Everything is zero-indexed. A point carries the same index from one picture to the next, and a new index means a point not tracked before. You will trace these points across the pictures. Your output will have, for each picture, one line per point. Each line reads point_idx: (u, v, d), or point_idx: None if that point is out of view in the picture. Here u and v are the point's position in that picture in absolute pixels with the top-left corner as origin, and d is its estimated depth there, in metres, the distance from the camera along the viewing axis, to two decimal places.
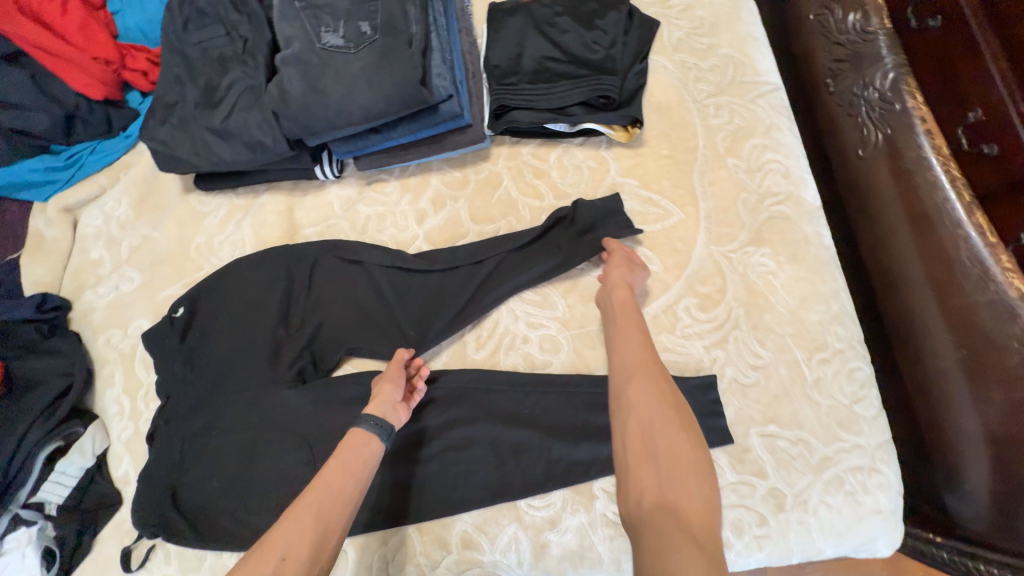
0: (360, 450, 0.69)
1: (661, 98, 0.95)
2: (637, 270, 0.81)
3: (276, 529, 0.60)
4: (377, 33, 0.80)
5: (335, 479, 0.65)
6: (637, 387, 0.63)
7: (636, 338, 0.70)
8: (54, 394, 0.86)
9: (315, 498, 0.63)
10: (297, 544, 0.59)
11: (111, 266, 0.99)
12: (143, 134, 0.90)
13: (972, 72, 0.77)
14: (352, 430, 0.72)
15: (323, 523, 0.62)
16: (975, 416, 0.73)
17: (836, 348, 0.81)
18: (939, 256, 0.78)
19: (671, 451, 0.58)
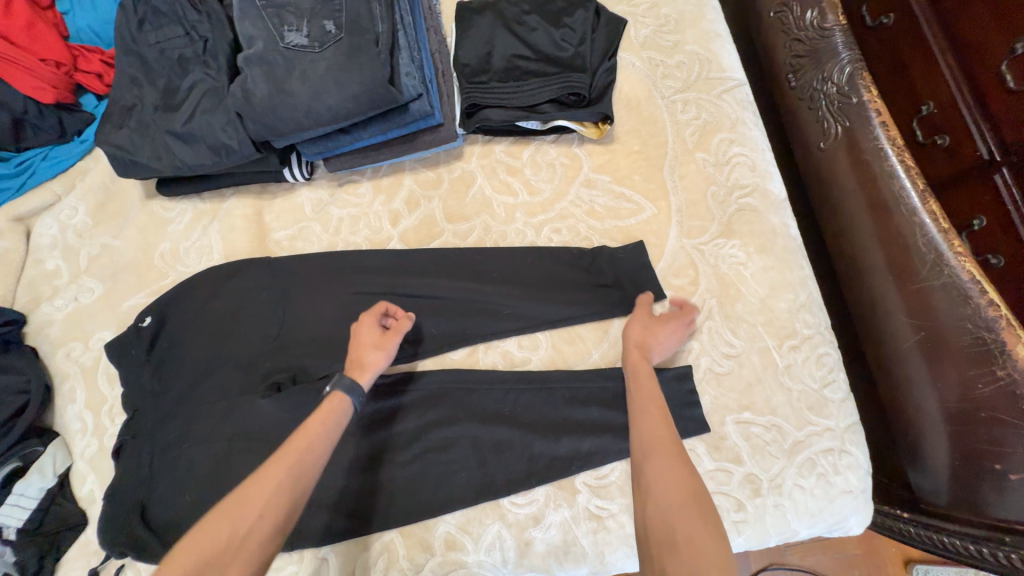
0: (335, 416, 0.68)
1: (631, 94, 0.97)
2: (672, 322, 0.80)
3: (251, 484, 0.59)
4: (342, 32, 0.78)
5: (314, 441, 0.65)
6: (654, 467, 0.60)
7: (654, 406, 0.66)
8: (12, 412, 0.82)
9: (292, 458, 0.62)
10: (276, 502, 0.59)
11: (69, 277, 0.94)
12: (99, 138, 0.86)
13: (924, 68, 0.81)
14: (334, 391, 0.71)
15: (301, 485, 0.61)
16: (933, 395, 0.77)
17: (805, 335, 0.84)
18: (897, 242, 0.81)
19: (694, 548, 0.52)
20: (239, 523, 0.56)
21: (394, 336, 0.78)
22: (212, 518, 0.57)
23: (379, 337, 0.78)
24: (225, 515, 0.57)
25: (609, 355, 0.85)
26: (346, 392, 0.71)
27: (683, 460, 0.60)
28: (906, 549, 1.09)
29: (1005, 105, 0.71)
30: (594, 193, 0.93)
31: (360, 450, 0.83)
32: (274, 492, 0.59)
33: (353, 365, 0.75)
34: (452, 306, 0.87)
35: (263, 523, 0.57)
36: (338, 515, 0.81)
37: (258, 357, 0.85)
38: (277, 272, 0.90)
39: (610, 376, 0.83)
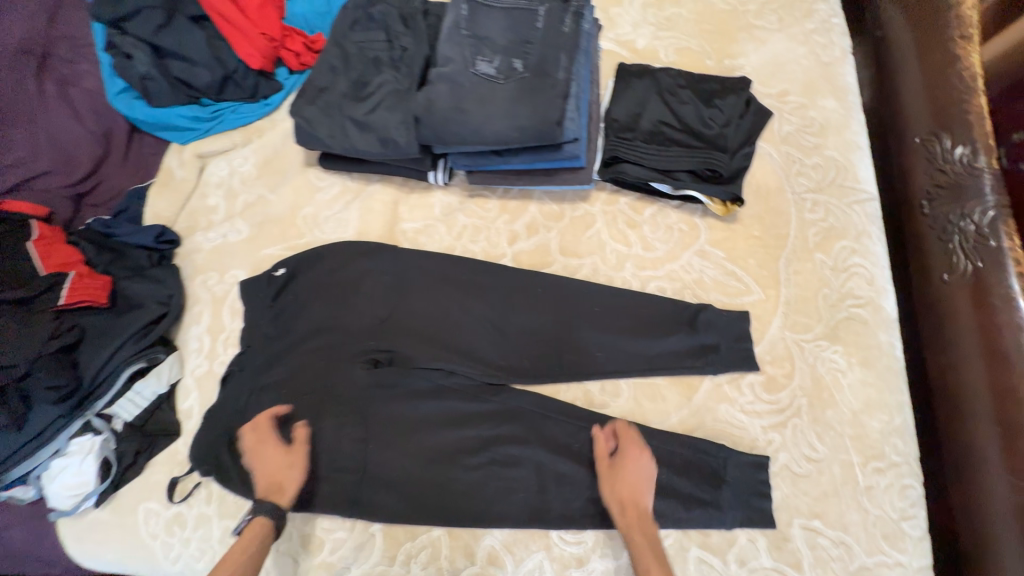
0: (260, 531, 0.77)
1: (762, 182, 1.01)
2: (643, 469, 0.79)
3: None
4: (527, 72, 0.87)
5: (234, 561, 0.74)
6: None
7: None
8: (148, 320, 0.91)
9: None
10: None
11: (225, 215, 1.07)
12: (292, 110, 0.98)
13: None
14: (255, 519, 0.78)
15: None
16: (1020, 562, 0.74)
17: (893, 461, 0.82)
18: (1008, 395, 0.80)
19: None
20: None
21: (302, 451, 0.85)
22: None
23: (281, 455, 0.84)
24: None
25: (688, 423, 0.86)
26: (266, 518, 0.77)
27: None
28: None
29: None
30: (705, 264, 0.96)
31: (430, 443, 0.87)
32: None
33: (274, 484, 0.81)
34: (546, 335, 0.93)
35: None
36: (397, 496, 0.85)
37: (362, 331, 0.93)
38: (398, 260, 0.99)
39: (685, 444, 0.83)
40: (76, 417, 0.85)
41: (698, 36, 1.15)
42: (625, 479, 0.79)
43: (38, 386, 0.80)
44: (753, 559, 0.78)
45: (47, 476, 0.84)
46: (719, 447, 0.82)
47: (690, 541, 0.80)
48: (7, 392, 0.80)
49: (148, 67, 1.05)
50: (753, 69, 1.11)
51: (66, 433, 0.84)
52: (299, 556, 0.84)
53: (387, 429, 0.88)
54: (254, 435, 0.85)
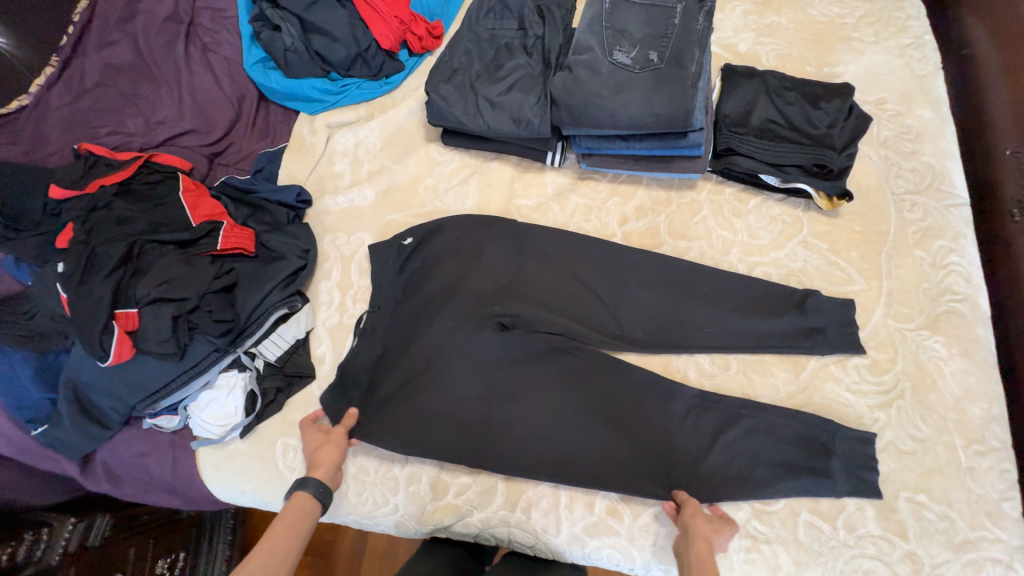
0: (304, 513, 0.78)
1: (863, 181, 1.07)
2: (718, 528, 0.79)
3: None
4: (663, 63, 0.95)
5: (281, 540, 0.73)
6: None
7: None
8: (292, 270, 0.98)
9: (266, 563, 0.70)
10: None
11: (351, 182, 1.14)
12: (429, 86, 1.06)
13: None
14: (296, 493, 0.80)
15: None
16: None
17: (992, 446, 0.87)
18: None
19: None
20: None
21: (339, 432, 0.88)
22: None
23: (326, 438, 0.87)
24: None
25: (796, 397, 0.92)
26: (309, 494, 0.79)
27: None
28: None
29: None
30: (809, 254, 1.02)
31: (551, 406, 0.92)
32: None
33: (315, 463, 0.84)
34: (662, 310, 0.98)
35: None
36: (519, 451, 0.90)
37: (486, 296, 0.99)
38: (518, 233, 1.04)
39: (795, 416, 0.88)
40: (226, 353, 0.92)
41: (798, 43, 1.22)
42: (693, 525, 0.78)
43: (206, 319, 0.88)
44: (861, 526, 0.83)
45: (196, 406, 0.90)
46: (828, 420, 0.88)
47: (801, 506, 0.85)
48: (178, 322, 0.87)
49: (294, 39, 1.16)
50: (851, 78, 1.18)
51: (217, 367, 0.91)
52: (427, 497, 0.90)
53: (511, 388, 0.93)
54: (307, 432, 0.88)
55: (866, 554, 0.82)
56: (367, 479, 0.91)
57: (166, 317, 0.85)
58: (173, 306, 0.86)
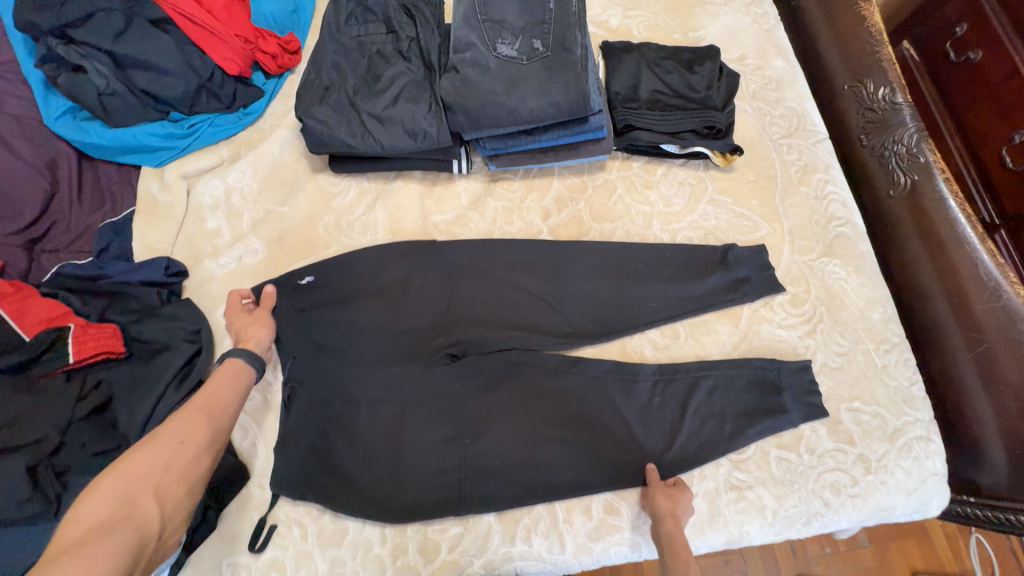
0: (238, 373, 0.76)
1: (745, 134, 1.16)
2: (681, 496, 0.82)
3: (172, 427, 0.64)
4: (549, 50, 0.92)
5: (221, 388, 0.72)
6: None
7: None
8: (184, 359, 0.80)
9: (208, 403, 0.69)
10: (195, 432, 0.65)
11: (232, 237, 0.97)
12: (300, 112, 0.92)
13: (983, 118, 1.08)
14: (227, 357, 0.77)
15: (217, 424, 0.68)
16: (989, 401, 0.93)
17: (895, 342, 1.00)
18: (950, 274, 1.00)
19: None
20: (160, 457, 0.61)
21: (266, 312, 0.87)
22: (116, 478, 0.57)
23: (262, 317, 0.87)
24: (136, 459, 0.60)
25: (740, 347, 0.98)
26: (240, 356, 0.77)
27: None
28: (933, 537, 1.28)
29: (1003, 180, 1.05)
30: (718, 211, 1.08)
31: (527, 426, 0.87)
32: (187, 453, 0.63)
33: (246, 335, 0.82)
34: (606, 297, 0.97)
35: (186, 446, 0.63)
36: (504, 483, 0.84)
37: (427, 329, 0.91)
38: (443, 253, 0.96)
39: (744, 364, 0.94)
40: None
41: (662, 13, 1.28)
42: (664, 502, 0.81)
43: (80, 457, 0.69)
44: (819, 445, 0.92)
45: None
46: (771, 360, 0.94)
47: (769, 445, 0.91)
48: (37, 474, 0.66)
49: (107, 79, 0.92)
50: (713, 40, 1.26)
51: None
52: (419, 564, 0.81)
53: (479, 420, 0.87)
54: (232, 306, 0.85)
55: (829, 468, 0.90)
56: (346, 570, 0.80)
57: (17, 473, 0.64)
58: (24, 455, 0.66)
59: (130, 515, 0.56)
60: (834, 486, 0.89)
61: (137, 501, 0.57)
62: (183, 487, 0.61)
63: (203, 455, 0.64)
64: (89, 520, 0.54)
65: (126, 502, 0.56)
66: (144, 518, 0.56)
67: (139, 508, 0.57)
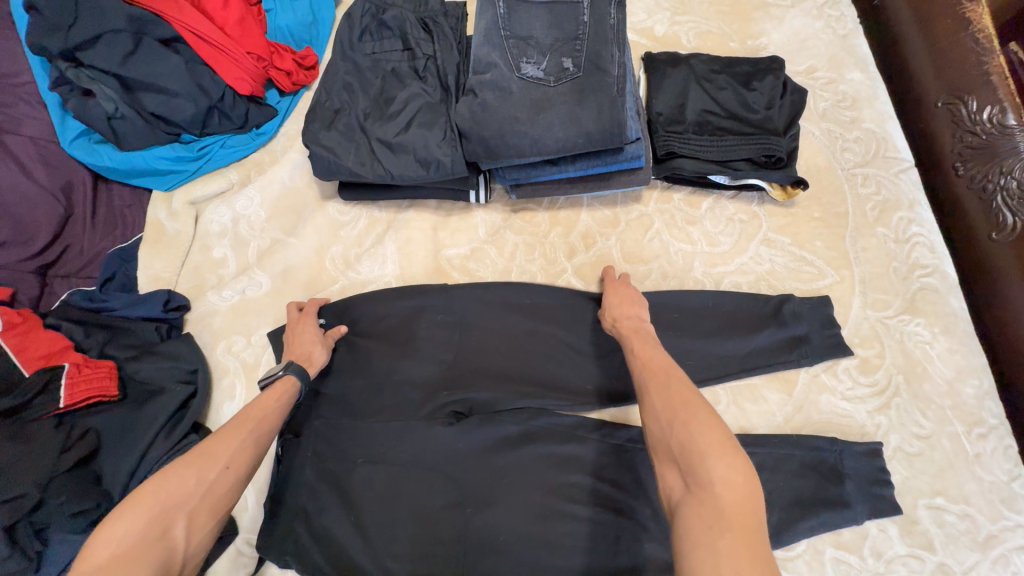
0: (286, 391, 0.72)
1: (810, 162, 0.99)
2: (626, 285, 0.84)
3: (217, 446, 0.61)
4: (580, 71, 0.80)
5: (270, 408, 0.69)
6: (646, 400, 0.62)
7: (647, 344, 0.71)
8: (177, 404, 0.77)
9: (257, 424, 0.66)
10: (240, 456, 0.62)
11: (237, 268, 0.92)
12: (307, 137, 0.85)
13: None
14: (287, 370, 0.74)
15: (258, 450, 0.65)
16: None
17: (992, 424, 0.82)
18: None
19: (687, 440, 0.55)
20: (201, 479, 0.58)
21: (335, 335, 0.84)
22: (153, 500, 0.54)
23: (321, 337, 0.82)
24: (178, 477, 0.57)
25: (793, 420, 0.83)
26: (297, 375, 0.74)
27: (672, 376, 0.63)
28: None
29: None
30: (773, 252, 0.93)
31: (538, 497, 0.77)
32: (226, 483, 0.59)
33: (301, 351, 0.79)
34: None
35: (227, 473, 0.60)
36: (508, 563, 0.75)
37: (431, 381, 0.83)
38: (454, 294, 0.86)
39: (797, 444, 0.79)
40: None
41: (715, 17, 1.12)
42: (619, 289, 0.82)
43: (59, 516, 0.67)
44: (887, 548, 0.76)
45: None
46: (832, 440, 0.79)
47: (824, 542, 0.77)
48: (16, 531, 0.65)
49: (116, 103, 0.89)
50: (776, 48, 1.09)
51: None
52: None
53: (485, 488, 0.78)
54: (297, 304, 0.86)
55: None
56: None
57: None
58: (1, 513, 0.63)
59: (160, 542, 0.53)
60: None
61: (169, 528, 0.54)
62: (216, 516, 0.58)
63: (242, 483, 0.61)
64: (122, 542, 0.51)
65: (162, 526, 0.53)
66: (172, 547, 0.53)
67: (169, 538, 0.53)
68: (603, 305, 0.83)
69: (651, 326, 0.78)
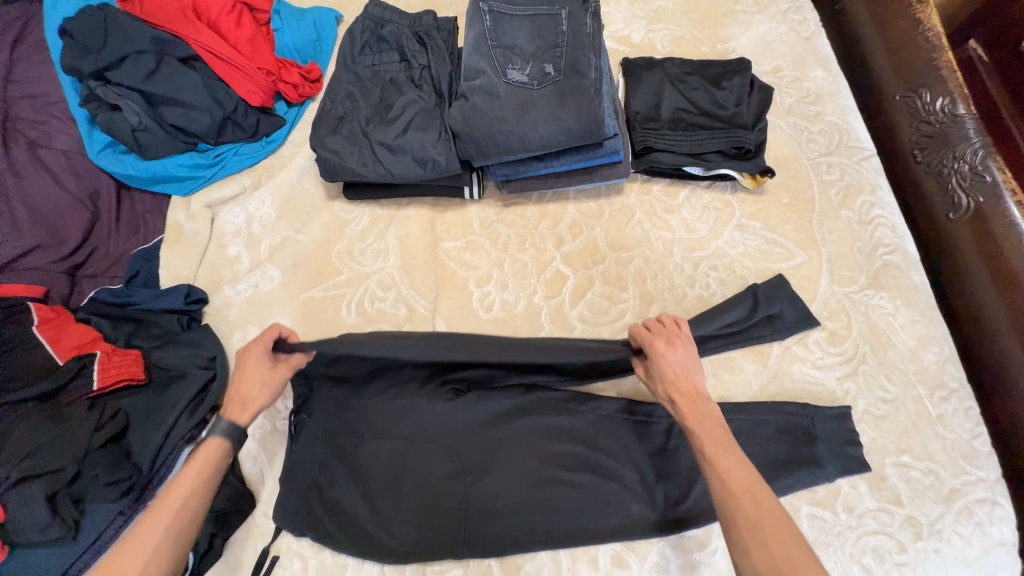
0: (213, 452, 0.73)
1: (779, 153, 1.07)
2: (677, 347, 0.76)
3: (134, 550, 0.63)
4: (561, 75, 0.89)
5: (195, 486, 0.69)
6: (743, 545, 0.61)
7: (728, 455, 0.67)
8: (198, 387, 0.84)
9: (180, 511, 0.67)
10: (159, 553, 0.63)
11: (251, 264, 1.00)
12: (314, 142, 0.93)
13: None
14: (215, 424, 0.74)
15: (183, 538, 0.66)
16: None
17: (952, 387, 0.89)
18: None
19: None
20: None
21: (279, 373, 0.79)
22: None
23: (269, 370, 0.78)
24: None
25: (768, 389, 0.90)
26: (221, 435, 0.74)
27: (769, 515, 0.62)
28: None
29: None
30: (746, 237, 1.01)
31: (534, 465, 0.84)
32: None
33: (239, 392, 0.76)
34: (617, 330, 0.93)
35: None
36: (507, 525, 0.81)
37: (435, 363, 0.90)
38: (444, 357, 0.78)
39: (772, 409, 0.86)
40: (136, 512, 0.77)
41: (688, 25, 1.21)
42: (672, 360, 0.75)
43: (94, 485, 0.73)
44: (858, 504, 0.82)
45: None
46: (804, 405, 0.86)
47: (800, 500, 0.83)
48: (57, 500, 0.70)
49: (139, 116, 0.97)
50: (745, 51, 1.18)
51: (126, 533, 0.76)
52: None
53: (484, 458, 0.84)
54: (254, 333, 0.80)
55: (870, 531, 0.81)
56: None
57: (38, 500, 0.68)
58: (43, 483, 0.69)
59: None
60: (877, 552, 0.80)
61: None
62: None
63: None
64: None
65: None
66: None
67: None
68: (659, 378, 0.76)
69: (716, 407, 0.74)
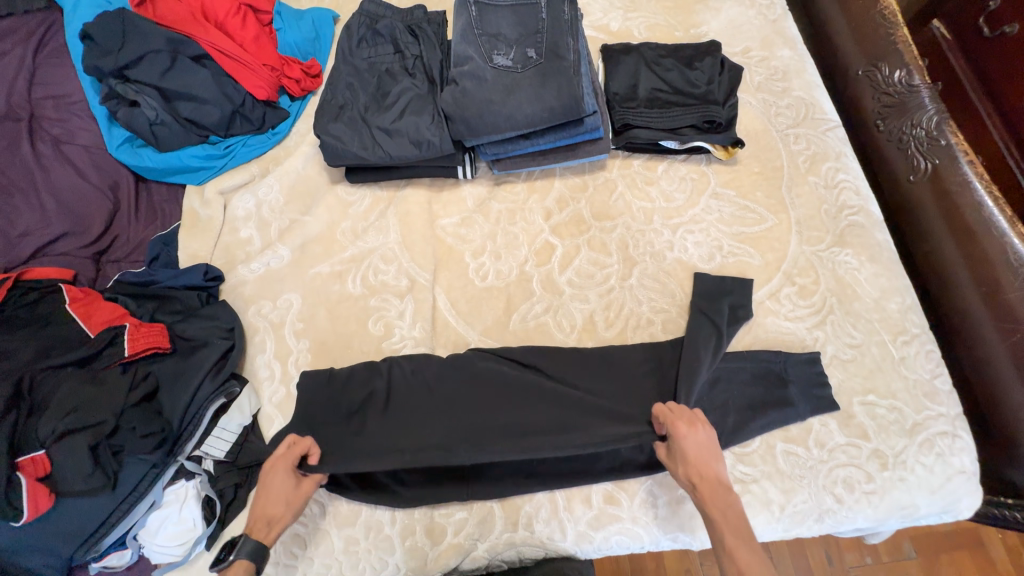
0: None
1: (750, 126, 1.15)
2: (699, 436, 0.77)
3: None
4: (542, 58, 0.97)
5: None
6: None
7: (746, 546, 0.68)
8: (219, 354, 0.91)
9: None
10: None
11: (262, 245, 1.08)
12: (318, 129, 1.01)
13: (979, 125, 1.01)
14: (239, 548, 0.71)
15: None
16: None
17: (914, 332, 0.96)
18: (980, 261, 0.94)
19: None
20: None
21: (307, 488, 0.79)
22: None
23: (294, 488, 0.78)
24: None
25: (744, 340, 0.97)
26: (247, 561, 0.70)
27: None
28: (950, 546, 1.24)
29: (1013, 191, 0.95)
30: (721, 204, 1.08)
31: None
32: None
33: (264, 511, 0.75)
34: (603, 292, 1.01)
35: None
36: (507, 468, 0.89)
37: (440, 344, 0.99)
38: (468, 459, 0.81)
39: (746, 357, 0.94)
40: (168, 464, 0.84)
41: (662, 12, 1.29)
42: (694, 444, 0.76)
43: (131, 438, 0.81)
44: (829, 440, 0.89)
45: (147, 532, 0.82)
46: (776, 352, 0.94)
47: (775, 438, 0.90)
48: (98, 451, 0.78)
49: (156, 111, 1.06)
50: (716, 34, 1.26)
51: (160, 484, 0.83)
52: (427, 545, 0.85)
53: None
54: (278, 449, 0.80)
55: (841, 464, 0.88)
56: (359, 550, 0.85)
57: (82, 448, 0.76)
58: (87, 434, 0.78)
59: None
60: (847, 482, 0.87)
61: None
62: None
63: None
64: None
65: None
66: None
67: None
68: (679, 464, 0.77)
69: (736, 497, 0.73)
